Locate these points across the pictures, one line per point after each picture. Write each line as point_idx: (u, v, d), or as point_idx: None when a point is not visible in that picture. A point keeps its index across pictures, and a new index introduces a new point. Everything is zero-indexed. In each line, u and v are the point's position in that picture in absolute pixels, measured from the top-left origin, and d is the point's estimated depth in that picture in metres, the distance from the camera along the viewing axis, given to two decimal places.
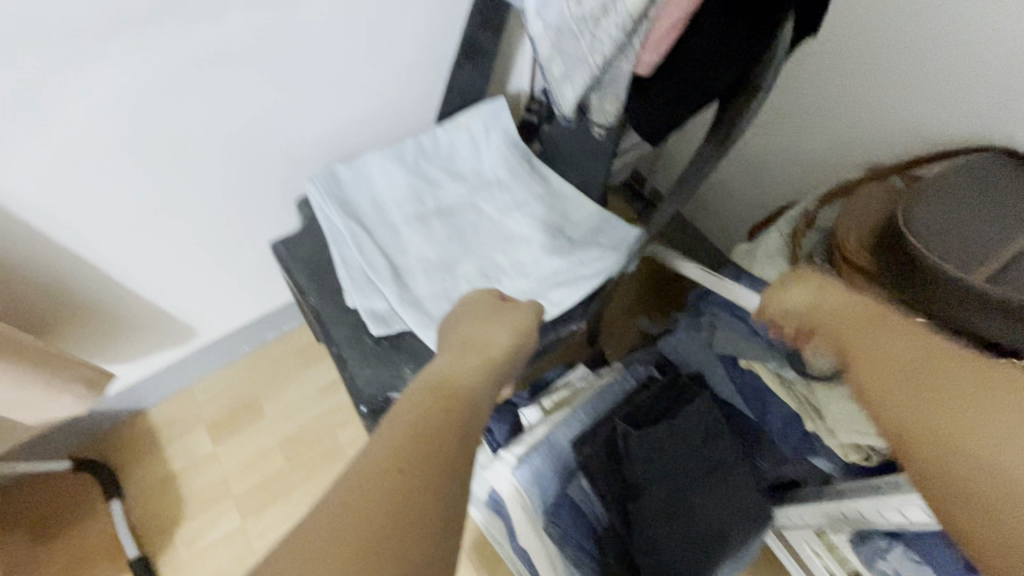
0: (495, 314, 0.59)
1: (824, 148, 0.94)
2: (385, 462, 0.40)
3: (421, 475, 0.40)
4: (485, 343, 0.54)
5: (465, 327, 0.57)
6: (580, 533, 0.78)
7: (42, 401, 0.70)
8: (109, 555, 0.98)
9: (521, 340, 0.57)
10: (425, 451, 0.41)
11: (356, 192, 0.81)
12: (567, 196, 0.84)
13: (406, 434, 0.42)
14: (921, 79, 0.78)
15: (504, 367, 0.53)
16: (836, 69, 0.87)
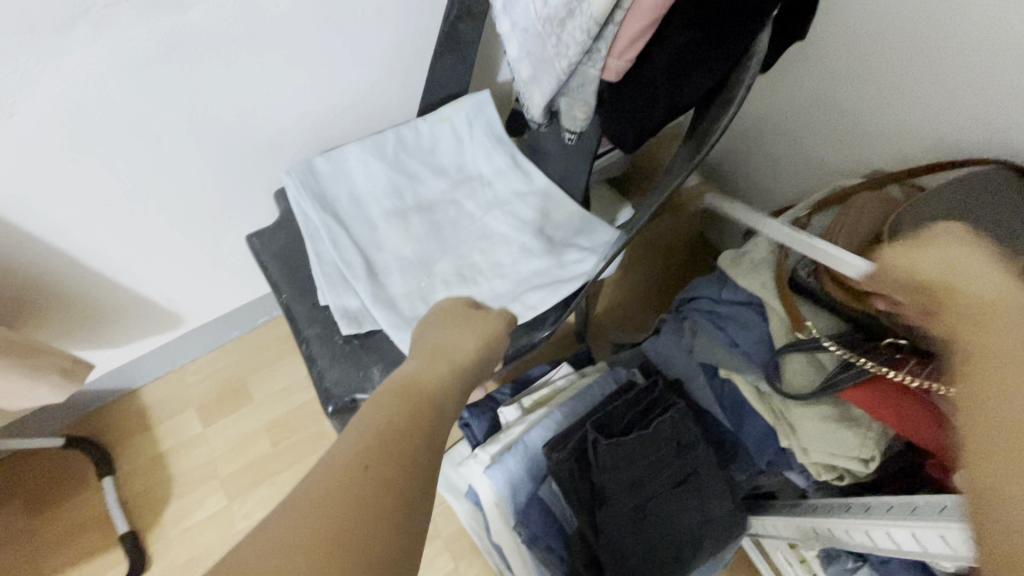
0: (466, 317, 0.55)
1: (816, 149, 0.88)
2: (353, 463, 0.36)
3: (389, 478, 0.35)
4: (453, 348, 0.50)
5: (433, 331, 0.53)
6: (550, 536, 0.77)
7: (20, 391, 0.72)
8: (100, 529, 1.02)
9: (491, 343, 0.53)
10: (390, 451, 0.37)
11: (333, 186, 0.80)
12: (549, 193, 0.81)
13: (371, 435, 0.37)
14: (911, 78, 0.71)
15: (473, 372, 0.49)
16: (824, 65, 0.80)
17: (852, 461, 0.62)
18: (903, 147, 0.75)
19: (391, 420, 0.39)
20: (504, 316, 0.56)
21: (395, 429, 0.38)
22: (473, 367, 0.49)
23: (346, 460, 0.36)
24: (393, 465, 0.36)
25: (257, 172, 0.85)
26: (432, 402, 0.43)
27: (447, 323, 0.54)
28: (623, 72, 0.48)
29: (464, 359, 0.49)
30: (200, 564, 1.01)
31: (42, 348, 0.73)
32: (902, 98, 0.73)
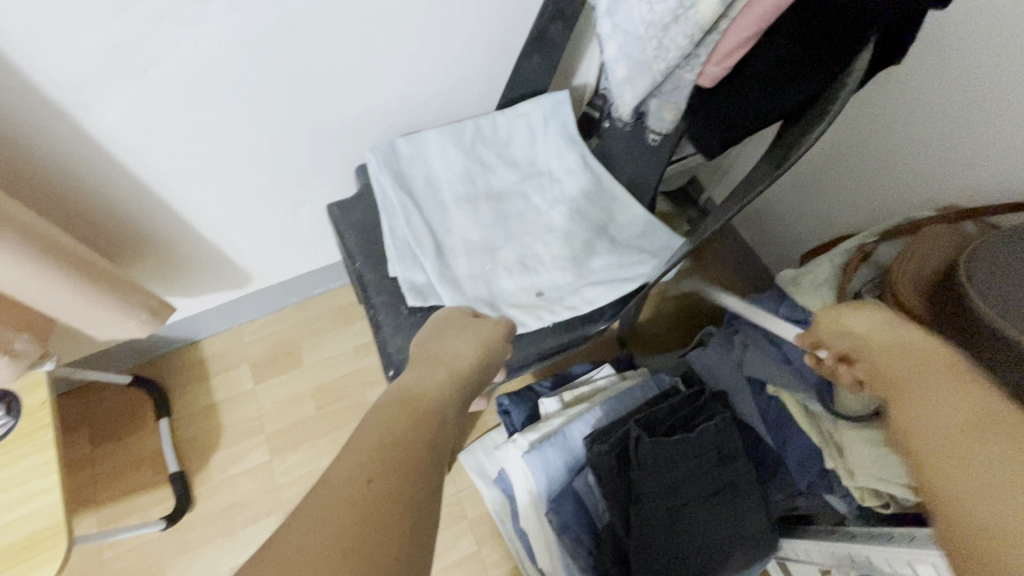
0: (463, 327, 0.65)
1: (881, 180, 0.88)
2: (360, 471, 0.39)
3: (390, 489, 0.39)
4: (452, 356, 0.59)
5: (435, 339, 0.62)
6: (580, 527, 0.79)
7: (113, 321, 0.80)
8: (153, 466, 1.09)
9: (487, 354, 0.62)
10: (389, 457, 0.41)
11: (411, 167, 0.84)
12: (616, 196, 0.84)
13: (373, 448, 0.42)
14: (991, 115, 0.70)
15: (469, 377, 0.58)
16: (903, 97, 0.80)
17: (900, 489, 0.62)
18: (977, 186, 0.75)
19: (398, 431, 0.44)
20: (500, 325, 0.67)
21: (394, 444, 0.43)
22: (469, 372, 0.58)
23: (353, 469, 0.40)
24: (395, 474, 0.40)
25: (341, 148, 0.90)
26: (429, 410, 0.50)
27: (445, 333, 0.63)
28: (717, 79, 0.50)
29: (462, 368, 0.57)
30: (239, 512, 1.07)
31: (132, 287, 0.81)
32: (979, 136, 0.72)
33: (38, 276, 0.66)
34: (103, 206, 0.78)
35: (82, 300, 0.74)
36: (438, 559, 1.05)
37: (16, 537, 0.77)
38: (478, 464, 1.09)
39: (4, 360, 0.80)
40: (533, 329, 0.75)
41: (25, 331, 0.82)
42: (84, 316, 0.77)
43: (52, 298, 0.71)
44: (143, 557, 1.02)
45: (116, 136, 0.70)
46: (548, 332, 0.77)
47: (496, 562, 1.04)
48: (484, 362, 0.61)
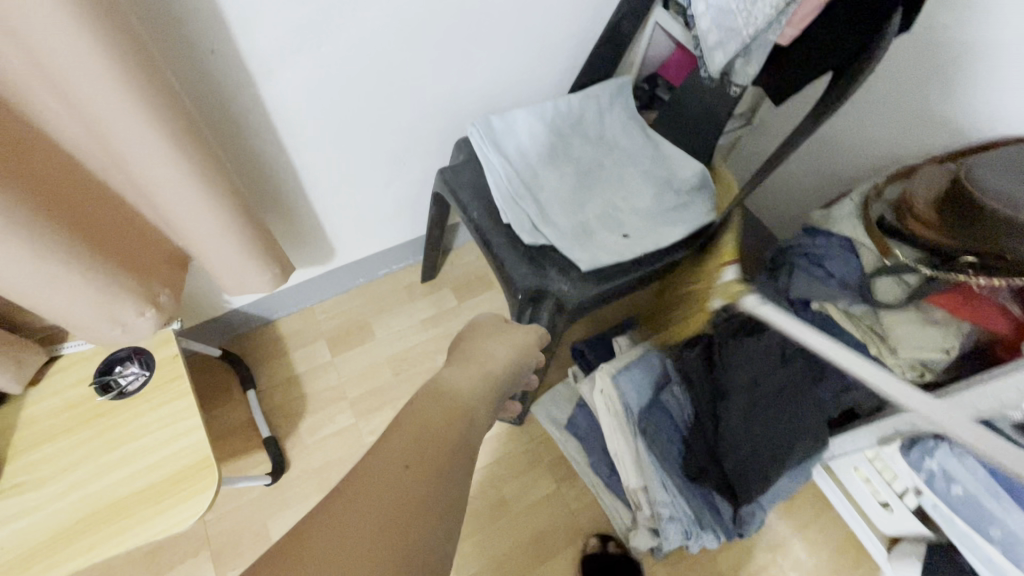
0: (503, 329, 0.76)
1: (881, 142, 1.07)
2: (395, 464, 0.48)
3: (416, 486, 0.47)
4: (487, 361, 0.67)
5: (475, 340, 0.72)
6: (669, 431, 0.97)
7: (250, 273, 0.95)
8: (246, 433, 1.15)
9: (519, 358, 0.71)
10: (421, 466, 0.49)
11: (505, 139, 1.00)
12: (676, 158, 1.02)
13: (403, 454, 0.49)
14: (973, 77, 0.89)
15: (497, 382, 0.65)
16: (905, 74, 0.98)
17: (935, 353, 0.80)
18: (1000, 126, 0.89)
19: (423, 442, 0.51)
20: (535, 334, 0.77)
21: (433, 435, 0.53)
22: (498, 377, 0.65)
23: (388, 470, 0.48)
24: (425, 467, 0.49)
25: (437, 126, 1.05)
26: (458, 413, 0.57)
27: (485, 335, 0.73)
28: (793, 39, 0.69)
29: (493, 374, 0.65)
30: (332, 470, 1.14)
31: (271, 242, 0.96)
32: (963, 96, 0.92)
33: (218, 219, 0.82)
34: (249, 168, 0.92)
35: (230, 249, 0.88)
36: (523, 500, 1.15)
37: (163, 473, 0.84)
38: (549, 413, 1.21)
39: (152, 310, 0.89)
40: (625, 259, 0.88)
41: (166, 287, 0.92)
42: (233, 263, 0.91)
43: (219, 243, 0.86)
44: (246, 516, 1.08)
45: (277, 103, 0.85)
46: (639, 262, 0.90)
47: (576, 497, 1.15)
48: (513, 369, 0.69)
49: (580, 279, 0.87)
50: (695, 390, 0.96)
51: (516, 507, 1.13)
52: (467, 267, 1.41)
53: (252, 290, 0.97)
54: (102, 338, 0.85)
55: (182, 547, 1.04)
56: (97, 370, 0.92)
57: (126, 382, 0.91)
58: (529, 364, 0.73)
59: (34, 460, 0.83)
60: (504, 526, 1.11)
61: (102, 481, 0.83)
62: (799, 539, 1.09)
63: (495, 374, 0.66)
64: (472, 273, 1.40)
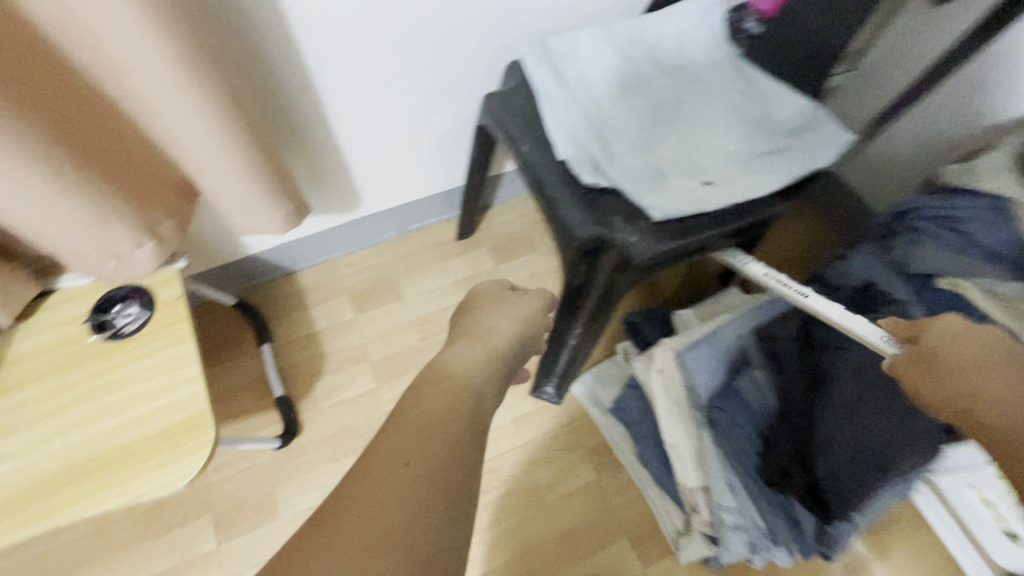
0: (505, 298, 0.67)
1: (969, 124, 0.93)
2: (396, 455, 0.43)
3: (423, 468, 0.43)
4: (491, 332, 0.60)
5: (476, 313, 0.64)
6: (746, 426, 0.81)
7: (264, 210, 0.83)
8: (258, 390, 1.05)
9: (524, 328, 0.63)
10: (427, 450, 0.44)
11: (566, 62, 0.83)
12: (775, 95, 0.83)
13: (408, 439, 0.44)
14: None
15: (503, 357, 0.58)
16: (971, 68, 0.90)
17: None
18: None
19: (430, 424, 0.46)
20: (539, 294, 0.69)
21: (442, 427, 0.46)
22: (503, 349, 0.59)
23: (388, 457, 0.43)
24: (435, 456, 0.44)
25: (484, 48, 0.90)
26: (465, 396, 0.51)
27: (486, 306, 0.65)
28: None
29: (498, 347, 0.58)
30: (349, 437, 1.03)
31: (286, 175, 0.84)
32: None
33: (220, 138, 0.69)
34: (265, 84, 0.78)
35: (236, 177, 0.76)
36: (558, 490, 1.00)
37: (155, 427, 0.74)
38: (591, 392, 1.06)
39: (151, 243, 0.77)
40: (709, 210, 0.71)
41: (170, 218, 0.81)
42: (240, 197, 0.79)
43: (224, 170, 0.74)
44: (253, 480, 0.98)
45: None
46: (724, 215, 0.73)
47: (619, 490, 1.00)
48: (519, 342, 0.61)
49: (652, 230, 0.70)
50: (783, 377, 0.79)
51: (549, 496, 0.99)
52: (508, 226, 1.26)
53: (267, 230, 0.85)
54: (98, 271, 0.75)
55: (183, 509, 0.95)
56: (94, 308, 0.82)
57: (124, 323, 0.81)
58: (538, 334, 0.66)
59: (19, 401, 0.74)
60: (535, 516, 0.98)
61: (88, 429, 0.73)
62: (884, 561, 0.91)
63: (500, 348, 0.58)
64: (513, 233, 1.25)
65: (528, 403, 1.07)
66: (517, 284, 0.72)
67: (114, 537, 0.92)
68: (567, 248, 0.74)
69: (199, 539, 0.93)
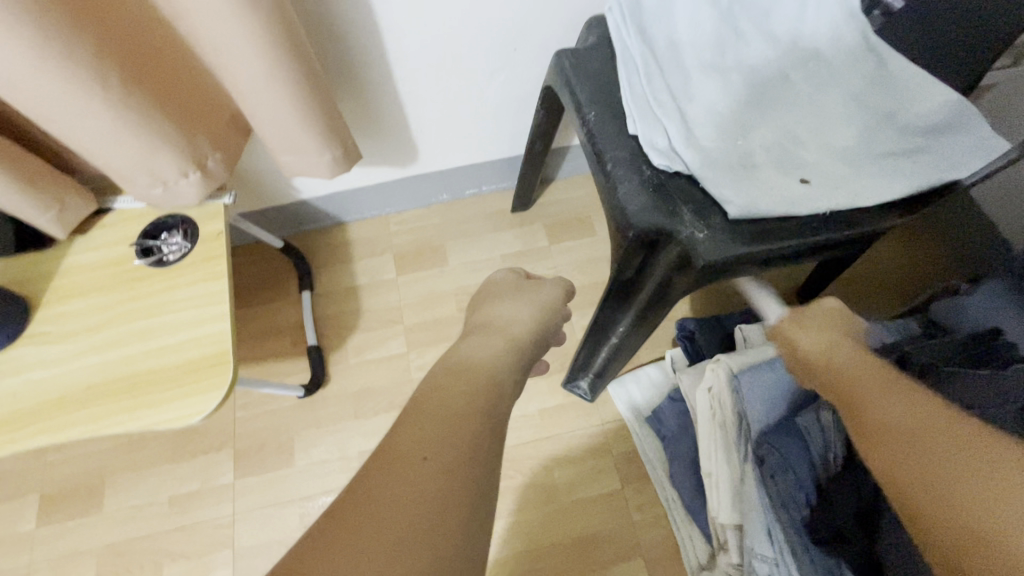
0: (520, 288, 0.63)
1: None
2: (414, 449, 0.36)
3: (447, 459, 0.36)
4: (508, 324, 0.55)
5: (493, 303, 0.60)
6: (801, 472, 0.68)
7: (312, 152, 0.79)
8: (292, 335, 1.05)
9: (545, 321, 0.59)
10: (448, 436, 0.37)
11: (655, 23, 0.72)
12: (910, 83, 0.67)
13: (425, 428, 0.38)
14: None
15: (524, 349, 0.53)
16: None
17: None
18: None
19: (451, 410, 0.40)
20: (558, 287, 0.65)
21: (462, 417, 0.39)
22: (522, 341, 0.53)
23: (404, 448, 0.36)
24: (455, 450, 0.37)
25: (565, 0, 0.80)
26: (487, 383, 0.44)
27: (500, 297, 0.61)
28: None
29: (519, 339, 0.53)
30: (373, 397, 1.01)
31: (337, 117, 0.79)
32: None
33: (268, 74, 0.65)
34: (325, 20, 0.73)
35: (287, 117, 0.72)
36: (577, 493, 0.94)
37: (179, 358, 0.74)
38: (629, 396, 0.98)
39: (197, 175, 0.76)
40: (801, 213, 0.59)
41: (218, 151, 0.79)
42: (286, 138, 0.76)
43: (270, 110, 0.70)
44: (275, 424, 0.99)
45: None
46: (816, 224, 0.60)
47: (643, 507, 0.92)
48: (539, 332, 0.57)
49: (725, 230, 0.60)
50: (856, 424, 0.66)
51: (565, 498, 0.93)
52: (567, 204, 1.17)
53: (318, 173, 0.82)
54: (145, 196, 0.75)
55: (209, 439, 0.97)
56: (142, 232, 0.83)
57: (168, 252, 0.81)
58: (558, 328, 0.61)
59: (66, 312, 0.77)
60: (547, 516, 0.92)
61: (120, 350, 0.74)
62: None
63: (519, 337, 0.54)
64: (572, 212, 1.16)
65: (559, 395, 1.00)
66: (531, 274, 0.68)
67: (145, 452, 0.96)
68: (621, 237, 0.65)
69: (219, 470, 0.95)
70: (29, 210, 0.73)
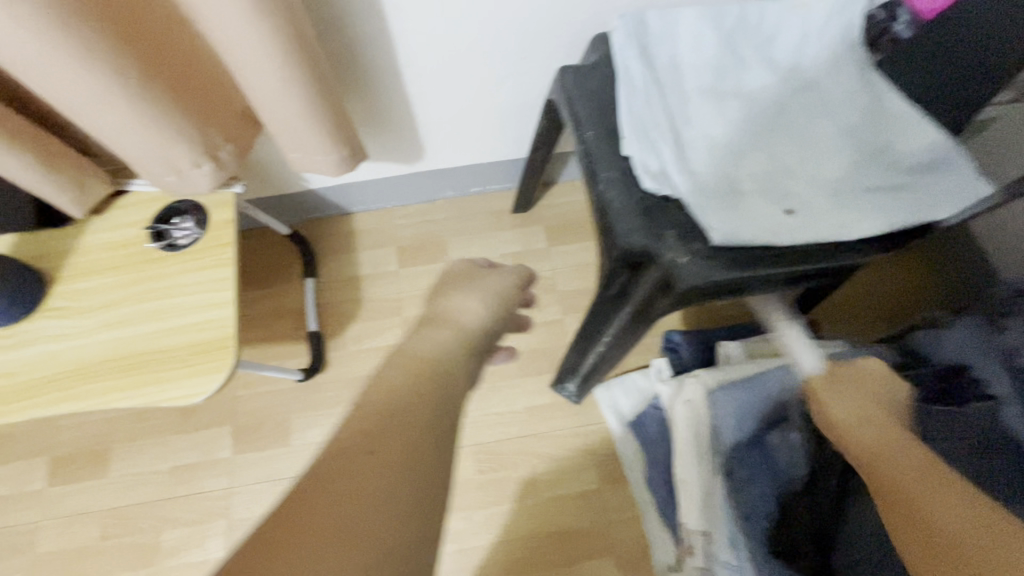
0: (476, 275, 0.67)
1: None
2: (360, 446, 0.39)
3: (394, 455, 0.39)
4: (462, 316, 0.60)
5: (448, 293, 0.64)
6: (765, 487, 0.73)
7: (320, 150, 0.82)
8: (295, 320, 1.09)
9: (499, 310, 0.63)
10: (395, 433, 0.41)
11: (658, 45, 0.74)
12: (900, 120, 0.69)
13: (370, 427, 0.41)
14: None
15: (478, 341, 0.57)
16: None
17: None
18: None
19: (397, 407, 0.43)
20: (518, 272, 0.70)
21: (408, 414, 0.43)
22: (474, 332, 0.58)
23: (352, 446, 0.39)
24: (401, 446, 0.40)
25: (573, 15, 0.81)
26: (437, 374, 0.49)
27: (457, 285, 0.65)
28: None
29: (471, 331, 0.58)
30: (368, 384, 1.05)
31: (343, 117, 0.82)
32: None
33: (280, 77, 0.68)
34: (338, 24, 0.75)
35: (297, 117, 0.75)
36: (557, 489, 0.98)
37: (185, 340, 0.78)
38: (613, 400, 1.01)
39: (210, 166, 0.79)
40: (780, 244, 0.61)
41: (230, 143, 0.82)
42: (296, 136, 0.79)
43: (282, 111, 0.73)
44: (274, 404, 1.03)
45: None
46: (795, 255, 0.63)
47: (619, 507, 0.96)
48: (493, 321, 0.62)
49: (707, 254, 0.62)
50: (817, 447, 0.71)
51: (545, 493, 0.97)
52: (569, 208, 1.19)
53: (325, 170, 0.85)
54: (159, 183, 0.79)
55: (211, 414, 1.02)
56: (156, 216, 0.87)
57: (179, 237, 0.85)
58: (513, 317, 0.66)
59: (81, 289, 0.81)
60: (526, 509, 0.96)
61: (129, 329, 0.79)
62: None
63: (472, 329, 0.58)
64: (573, 216, 1.18)
65: (546, 394, 1.04)
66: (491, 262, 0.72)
67: (150, 423, 1.01)
68: (608, 255, 0.68)
69: (218, 445, 1.00)
70: (49, 190, 0.77)
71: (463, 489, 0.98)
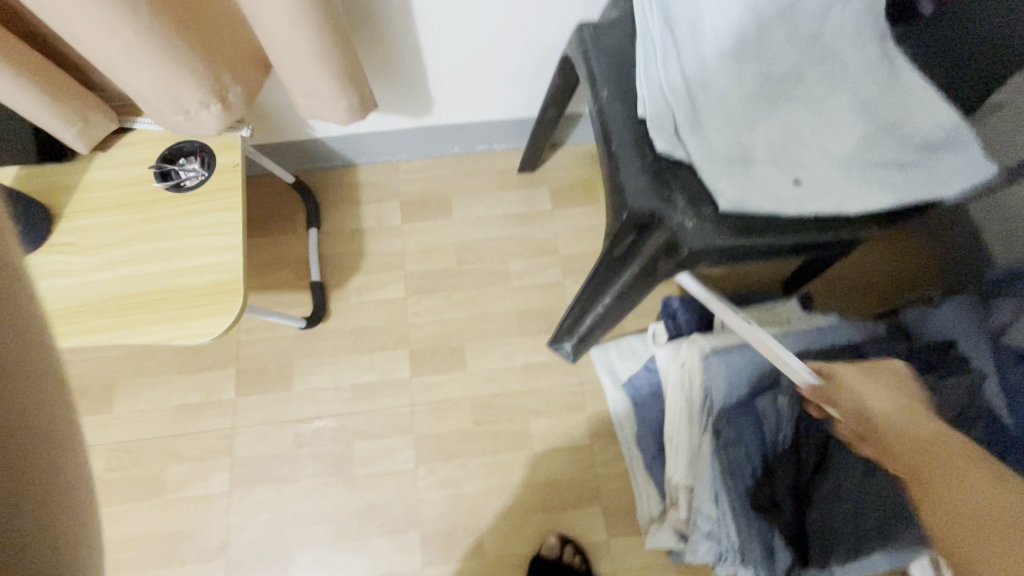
0: None
1: None
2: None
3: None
4: None
5: None
6: (752, 447, 0.76)
7: (329, 98, 0.81)
8: (298, 270, 1.09)
9: None
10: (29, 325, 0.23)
11: (681, 5, 0.72)
12: (914, 99, 0.69)
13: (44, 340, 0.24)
14: None
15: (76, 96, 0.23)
16: None
17: None
18: None
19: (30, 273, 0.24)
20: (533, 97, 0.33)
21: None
22: None
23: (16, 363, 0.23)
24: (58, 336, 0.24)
25: None
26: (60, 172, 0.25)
27: None
28: None
29: None
30: (369, 336, 1.07)
31: (356, 65, 0.81)
32: None
33: (296, 18, 0.66)
34: None
35: (310, 64, 0.74)
36: (549, 444, 1.01)
37: (193, 282, 0.78)
38: (609, 361, 1.05)
39: (218, 107, 0.78)
40: (787, 214, 0.62)
41: (239, 85, 0.81)
42: (308, 82, 0.78)
43: (295, 56, 0.72)
44: (277, 349, 1.05)
45: None
46: (801, 224, 0.64)
47: (607, 462, 1.00)
48: None
49: (715, 221, 0.63)
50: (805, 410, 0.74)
51: (538, 446, 1.01)
52: (575, 172, 1.19)
53: (332, 119, 0.85)
54: (166, 122, 0.78)
55: (213, 357, 1.04)
56: (161, 156, 0.86)
57: (186, 178, 0.85)
58: None
59: (85, 226, 0.81)
60: (519, 460, 1.00)
61: (136, 268, 0.79)
62: None
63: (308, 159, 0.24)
64: (579, 180, 1.18)
65: (543, 353, 1.06)
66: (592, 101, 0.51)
67: (153, 363, 1.03)
68: (616, 216, 0.69)
69: (221, 387, 1.02)
70: (54, 123, 0.75)
71: (459, 440, 1.01)
